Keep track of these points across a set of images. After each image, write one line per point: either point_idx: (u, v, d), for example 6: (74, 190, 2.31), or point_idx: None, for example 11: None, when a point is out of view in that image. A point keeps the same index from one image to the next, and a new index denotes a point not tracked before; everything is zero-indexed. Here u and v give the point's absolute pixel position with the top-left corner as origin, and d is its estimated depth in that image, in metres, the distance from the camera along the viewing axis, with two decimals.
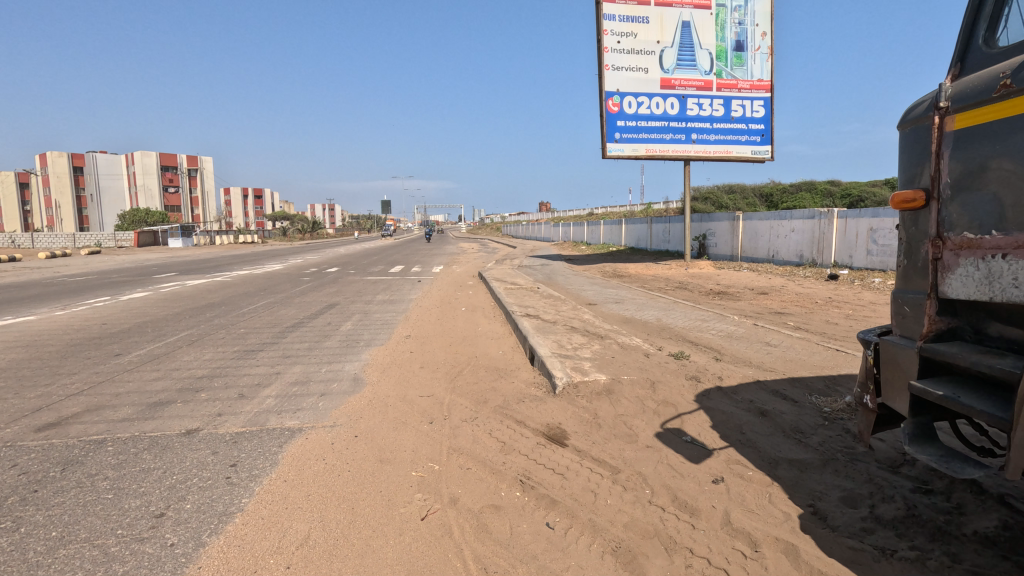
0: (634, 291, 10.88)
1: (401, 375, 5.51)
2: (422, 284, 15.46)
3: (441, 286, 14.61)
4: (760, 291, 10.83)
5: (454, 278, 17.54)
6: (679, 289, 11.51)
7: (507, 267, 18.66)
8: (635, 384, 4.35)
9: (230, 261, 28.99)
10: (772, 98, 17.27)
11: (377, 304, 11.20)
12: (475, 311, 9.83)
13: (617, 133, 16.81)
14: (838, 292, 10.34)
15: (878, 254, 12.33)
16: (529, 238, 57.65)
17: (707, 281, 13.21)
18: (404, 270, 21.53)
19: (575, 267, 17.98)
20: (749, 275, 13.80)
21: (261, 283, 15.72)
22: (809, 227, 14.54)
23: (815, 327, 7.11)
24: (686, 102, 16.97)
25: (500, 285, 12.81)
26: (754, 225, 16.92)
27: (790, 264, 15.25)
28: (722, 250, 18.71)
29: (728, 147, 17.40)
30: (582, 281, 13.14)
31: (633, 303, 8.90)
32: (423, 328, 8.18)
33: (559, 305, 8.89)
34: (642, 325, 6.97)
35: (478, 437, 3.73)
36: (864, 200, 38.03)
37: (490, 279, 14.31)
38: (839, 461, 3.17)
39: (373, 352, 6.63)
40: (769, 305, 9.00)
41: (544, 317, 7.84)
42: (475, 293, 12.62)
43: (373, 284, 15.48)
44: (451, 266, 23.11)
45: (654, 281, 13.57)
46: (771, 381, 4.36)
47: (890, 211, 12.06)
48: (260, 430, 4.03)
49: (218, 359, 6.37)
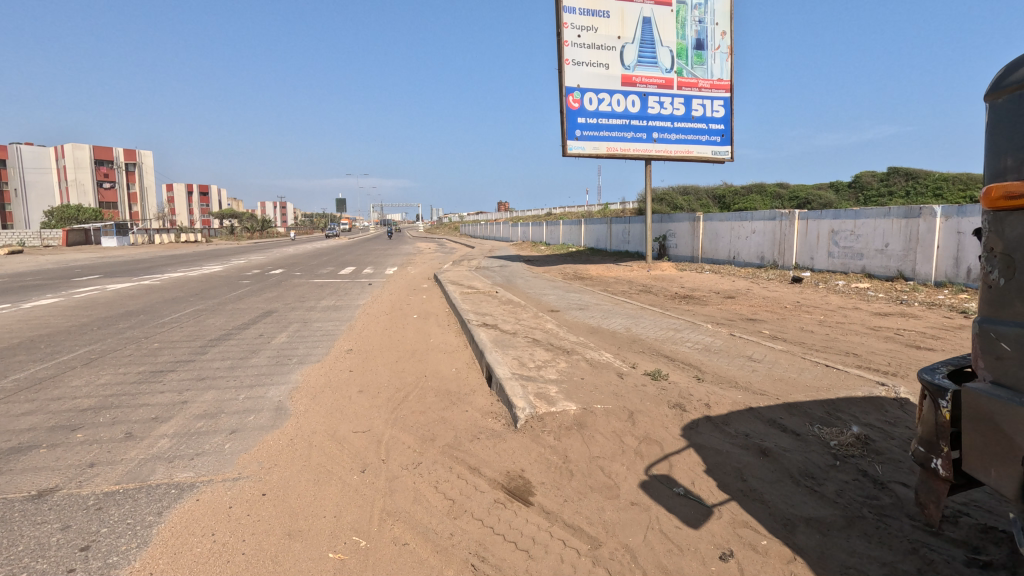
0: (598, 295, 10.29)
1: (334, 402, 4.65)
2: (373, 288, 14.47)
3: (393, 291, 13.66)
4: (727, 295, 10.44)
5: (408, 281, 16.59)
6: (643, 293, 11.01)
7: (464, 269, 17.84)
8: (610, 416, 3.68)
9: (165, 263, 26.94)
10: (732, 98, 17.14)
11: (320, 311, 10.19)
12: (428, 319, 9.00)
13: (578, 131, 16.22)
14: (804, 295, 10.05)
15: (840, 255, 12.17)
16: (487, 238, 56.87)
17: (670, 283, 12.79)
18: (355, 271, 20.35)
19: (535, 269, 17.34)
20: (712, 277, 13.48)
21: (193, 287, 14.35)
22: (770, 228, 14.36)
23: (792, 336, 6.64)
24: (648, 100, 16.57)
25: (456, 288, 12.02)
26: (714, 226, 16.71)
27: (751, 266, 15.06)
28: (682, 251, 18.46)
29: (689, 147, 17.15)
30: (543, 285, 12.48)
31: (598, 310, 8.29)
32: (367, 341, 7.30)
33: (519, 312, 8.18)
34: (610, 336, 6.34)
35: (420, 493, 2.97)
36: (812, 201, 39.13)
37: (446, 282, 13.49)
38: (866, 519, 2.57)
39: (306, 372, 5.73)
40: (739, 311, 8.55)
41: (503, 327, 7.11)
42: (428, 298, 11.77)
43: (320, 288, 14.38)
44: (406, 268, 22.09)
45: (617, 284, 13.06)
46: (765, 408, 3.77)
47: (851, 212, 11.91)
48: (137, 488, 3.13)
49: (114, 384, 5.33)
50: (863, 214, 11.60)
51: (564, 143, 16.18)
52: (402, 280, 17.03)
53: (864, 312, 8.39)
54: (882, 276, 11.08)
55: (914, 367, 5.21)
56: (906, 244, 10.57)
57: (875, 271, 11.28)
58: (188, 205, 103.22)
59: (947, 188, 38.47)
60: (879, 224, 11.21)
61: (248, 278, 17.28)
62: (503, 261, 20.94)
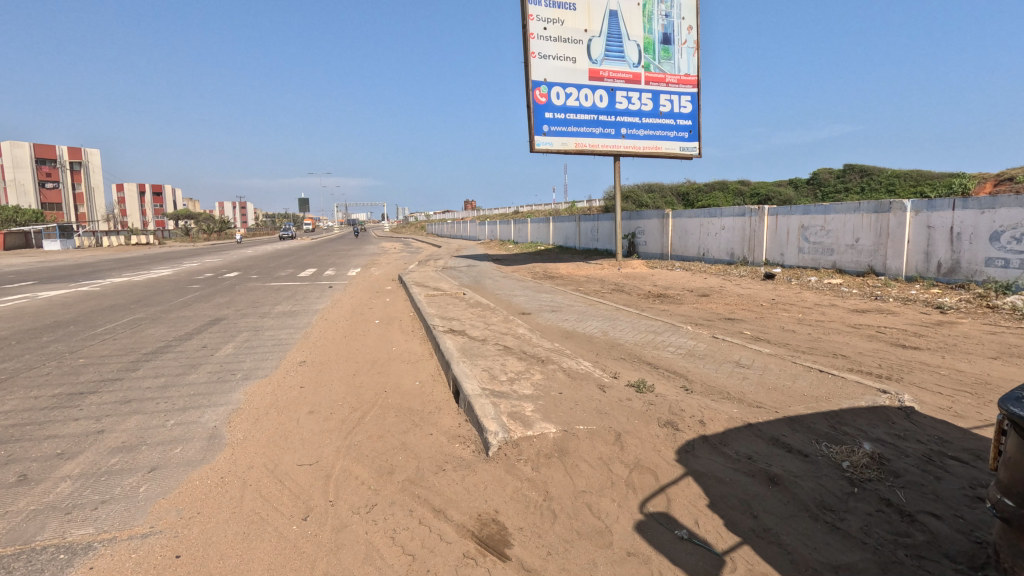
0: (570, 296, 9.88)
1: (278, 427, 4.06)
2: (333, 291, 13.71)
3: (354, 294, 12.97)
4: (701, 293, 10.18)
5: (371, 283, 15.88)
6: (616, 293, 10.67)
7: (430, 270, 17.21)
8: (596, 439, 3.22)
9: (109, 266, 25.30)
10: (699, 93, 17.04)
11: (273, 318, 9.45)
12: (391, 325, 8.41)
13: (545, 126, 15.77)
14: (778, 293, 9.87)
15: (810, 251, 12.10)
16: (454, 237, 56.09)
17: (642, 282, 12.51)
18: (315, 274, 19.45)
19: (504, 269, 16.85)
20: (684, 275, 13.26)
21: (136, 293, 13.31)
22: (740, 224, 14.24)
23: (774, 336, 6.36)
24: (616, 95, 16.27)
25: (421, 291, 11.42)
26: (683, 222, 16.55)
27: (721, 263, 14.93)
28: (651, 248, 18.28)
29: (657, 143, 16.95)
30: (513, 285, 12.00)
31: (571, 312, 7.86)
32: (323, 351, 6.68)
33: (488, 316, 7.68)
34: (586, 341, 5.90)
35: (373, 547, 2.46)
36: (773, 198, 39.87)
37: (411, 284, 12.86)
38: (903, 565, 2.18)
39: (250, 390, 5.09)
40: (716, 310, 8.25)
41: (471, 333, 6.60)
42: (392, 301, 11.16)
43: (276, 292, 13.53)
44: (369, 269, 21.28)
45: (588, 283, 12.69)
46: (764, 424, 3.39)
47: (821, 208, 11.83)
48: (15, 555, 2.50)
49: (18, 411, 4.58)
50: (833, 209, 11.53)
51: (531, 139, 15.70)
52: (365, 282, 16.29)
53: (841, 310, 8.21)
54: (852, 272, 11.02)
55: (906, 369, 4.95)
56: (877, 238, 10.52)
57: (846, 266, 11.22)
58: (139, 206, 98.80)
59: (899, 184, 39.75)
60: (849, 219, 11.15)
61: (199, 282, 16.24)
62: (470, 261, 20.34)
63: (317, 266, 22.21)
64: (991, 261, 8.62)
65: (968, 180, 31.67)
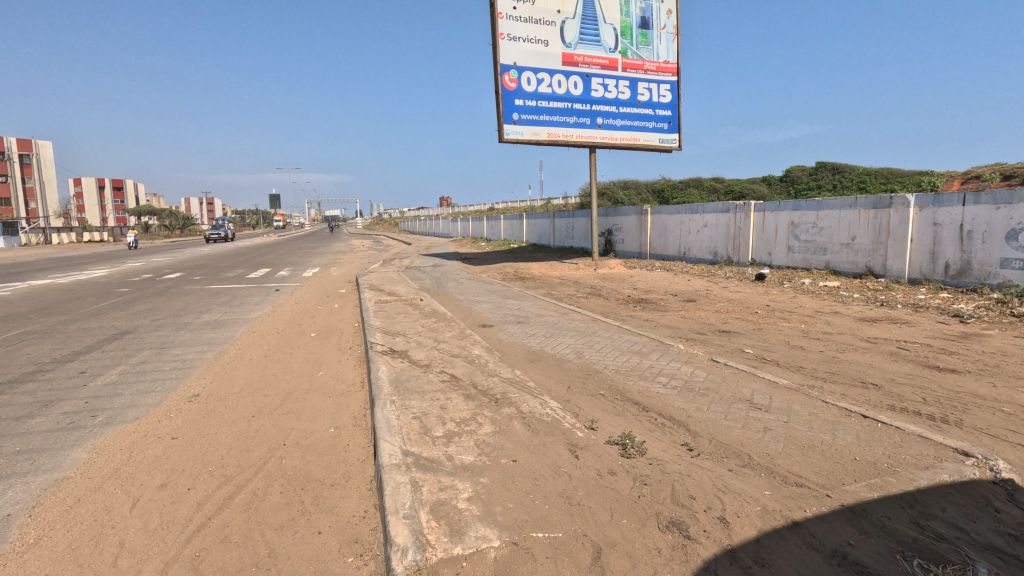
0: (541, 302, 8.71)
1: (97, 519, 2.74)
2: (278, 295, 12.26)
3: (301, 298, 11.59)
4: (687, 298, 9.12)
5: (324, 285, 14.44)
6: (592, 298, 9.55)
7: (392, 270, 15.85)
8: (563, 562, 2.02)
9: (43, 266, 23.19)
10: (679, 82, 16.04)
11: (191, 331, 8.04)
12: (328, 340, 7.10)
13: (515, 114, 14.51)
14: (772, 298, 8.84)
15: (800, 250, 11.16)
16: (426, 234, 54.55)
17: (620, 284, 11.40)
18: (267, 274, 17.87)
19: (472, 269, 15.61)
20: (665, 276, 12.22)
21: (48, 299, 11.65)
22: (723, 221, 13.27)
23: (780, 356, 5.26)
24: (591, 82, 15.13)
25: (374, 296, 10.11)
26: (663, 219, 15.54)
27: (703, 262, 13.96)
28: (629, 246, 17.24)
29: (635, 134, 15.87)
30: (478, 289, 10.77)
31: (540, 324, 6.68)
32: (229, 378, 5.34)
33: (440, 330, 6.43)
34: (556, 366, 4.70)
35: None
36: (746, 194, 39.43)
37: (365, 287, 11.53)
38: None
39: (98, 445, 3.73)
40: (706, 320, 7.16)
41: (415, 354, 5.36)
42: (340, 308, 9.81)
43: (213, 296, 12.03)
44: (328, 269, 19.76)
45: (562, 286, 11.54)
46: (816, 522, 2.23)
47: (813, 203, 10.90)
48: None
49: None
50: (827, 205, 10.60)
51: (500, 128, 14.43)
52: (318, 283, 14.89)
53: (848, 318, 7.19)
54: (848, 273, 10.11)
55: (961, 405, 3.87)
56: (876, 237, 9.60)
57: (841, 267, 10.30)
58: (96, 200, 94.53)
59: (870, 181, 39.76)
60: (844, 215, 10.22)
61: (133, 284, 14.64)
62: (437, 260, 19.03)
63: (271, 266, 20.60)
64: (1008, 262, 7.70)
65: (938, 177, 31.56)
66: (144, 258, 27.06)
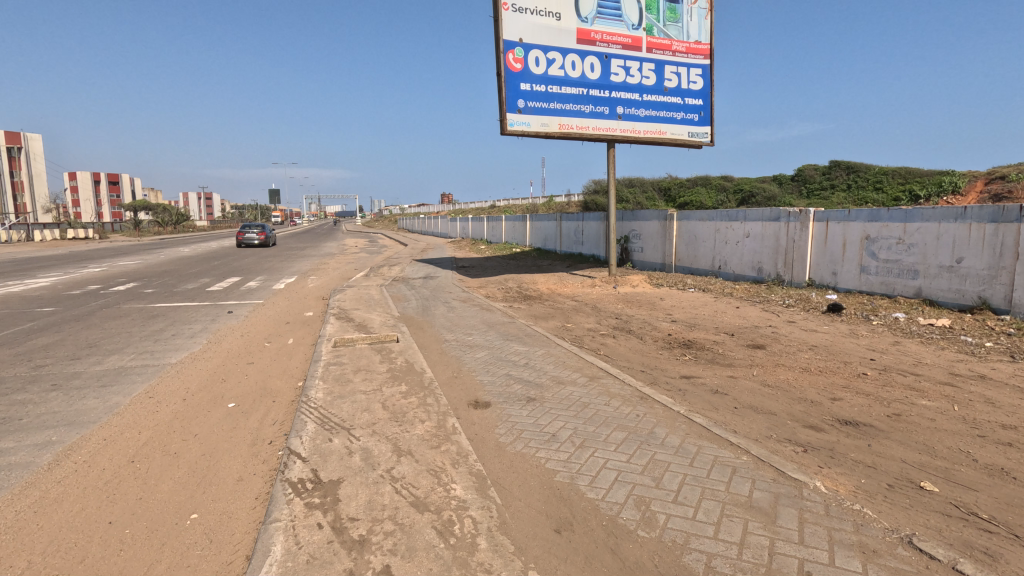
0: (555, 347, 6.45)
1: None
2: (228, 321, 9.92)
3: (253, 327, 9.31)
4: (751, 342, 6.85)
5: (293, 303, 12.15)
6: (621, 339, 7.27)
7: (376, 285, 13.56)
8: None
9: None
10: (711, 66, 13.76)
11: (67, 391, 5.73)
12: (248, 420, 4.83)
13: (520, 101, 12.15)
14: (867, 344, 6.58)
15: (879, 272, 8.92)
16: (424, 232, 52.43)
17: (651, 312, 9.13)
18: (235, 286, 15.55)
19: (469, 284, 13.33)
20: (705, 300, 9.97)
21: None
22: (771, 231, 11.05)
23: (995, 501, 3.00)
24: (610, 64, 12.84)
25: (340, 331, 7.85)
26: (693, 226, 13.32)
27: (745, 280, 11.74)
28: (649, 256, 14.99)
29: (661, 127, 13.54)
30: (475, 318, 8.52)
31: (561, 403, 4.43)
32: (23, 537, 3.02)
33: (407, 419, 4.17)
34: (610, 557, 2.44)
35: None
36: (756, 194, 37.13)
37: (333, 315, 9.25)
38: None
39: None
40: (803, 393, 4.90)
41: (358, 490, 3.09)
42: (292, 349, 7.54)
43: (145, 323, 9.67)
44: (307, 278, 17.37)
45: (578, 313, 9.27)
46: None
47: (897, 212, 8.63)
48: None
49: None
50: (918, 215, 8.32)
51: (501, 117, 12.07)
52: (286, 301, 12.60)
53: (1010, 389, 4.93)
54: (950, 305, 7.87)
55: None
56: (994, 260, 7.33)
57: (938, 296, 8.05)
58: (88, 195, 92.20)
59: (887, 180, 37.64)
60: (944, 230, 7.95)
61: (64, 300, 12.26)
62: (430, 270, 16.74)
63: (242, 274, 18.24)
64: None
65: (963, 177, 29.42)
66: (111, 262, 24.60)
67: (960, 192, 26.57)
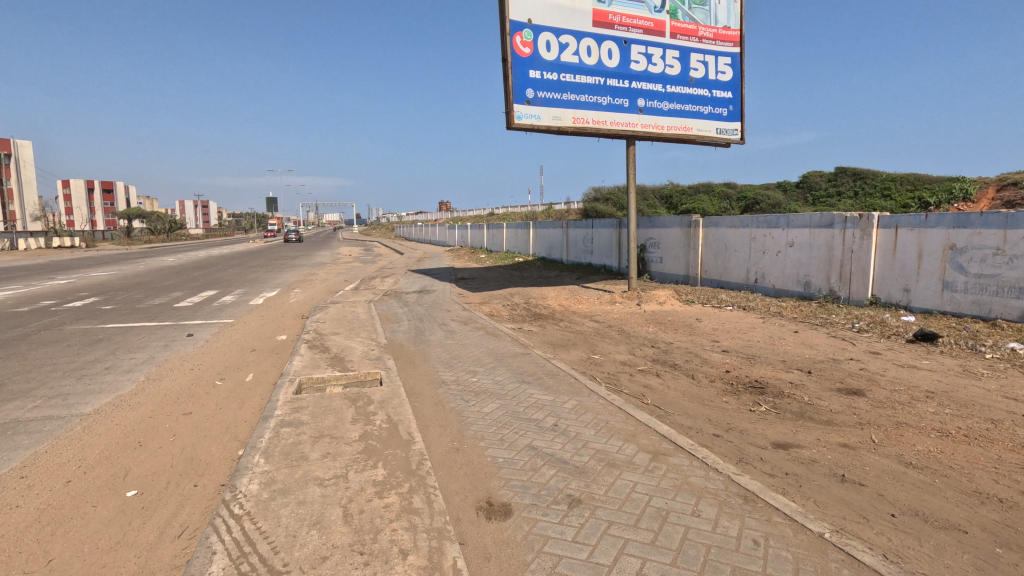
0: (587, 395, 4.84)
1: None
2: (182, 348, 8.25)
3: (209, 357, 7.65)
4: (842, 385, 5.25)
5: (267, 324, 10.49)
6: (668, 380, 5.66)
7: (365, 301, 11.93)
8: None
9: None
10: (741, 54, 12.28)
11: None
12: (143, 527, 3.18)
13: (530, 90, 10.62)
14: (997, 388, 5.00)
15: (969, 289, 7.40)
16: (420, 241, 50.92)
17: (692, 339, 7.53)
18: (207, 301, 13.86)
19: (470, 300, 11.72)
20: (752, 322, 8.39)
21: None
22: (822, 239, 9.50)
23: None
24: (630, 50, 11.36)
25: (310, 366, 6.21)
26: (723, 234, 11.78)
27: (788, 296, 10.21)
28: (670, 267, 13.46)
29: (686, 122, 12.01)
30: (479, 347, 6.93)
31: (624, 514, 2.81)
32: None
33: (381, 550, 2.55)
34: None
35: None
36: (761, 200, 35.69)
37: (306, 341, 7.62)
38: None
39: None
40: (973, 481, 3.30)
41: None
42: (246, 391, 5.90)
43: (80, 351, 7.98)
44: (289, 292, 15.68)
45: (604, 338, 7.69)
46: None
47: (993, 218, 7.11)
48: None
49: None
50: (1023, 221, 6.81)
51: (507, 109, 10.52)
52: (259, 320, 10.93)
53: None
54: None
55: None
56: None
57: None
58: (79, 202, 90.46)
59: (896, 187, 36.29)
60: None
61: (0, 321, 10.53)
62: (425, 283, 15.12)
63: (219, 287, 16.54)
64: None
65: (978, 182, 27.96)
66: (83, 273, 22.80)
67: (973, 198, 25.09)
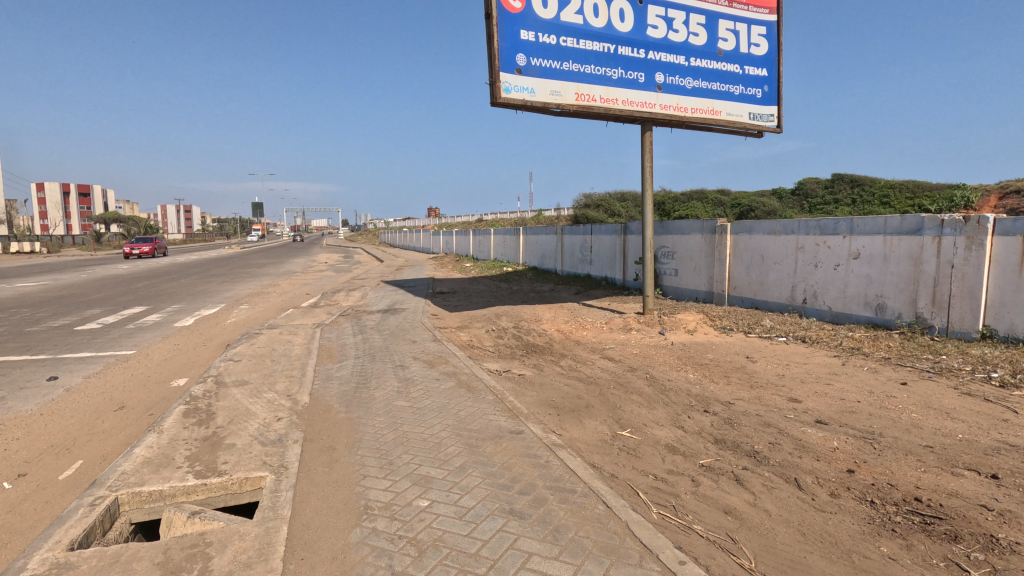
0: (639, 565, 2.43)
1: None
2: (15, 404, 5.65)
3: (42, 423, 5.08)
4: None
5: (174, 357, 7.93)
6: (762, 496, 3.28)
7: (312, 325, 9.42)
8: None
9: None
10: (779, 23, 10.03)
11: None
12: None
13: (521, 57, 8.28)
14: None
15: None
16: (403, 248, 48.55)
17: (759, 395, 5.16)
18: (123, 322, 11.15)
19: (443, 325, 9.25)
20: (828, 365, 6.04)
21: None
22: (904, 249, 7.22)
23: None
24: (646, 12, 9.09)
25: (157, 460, 3.69)
26: (760, 242, 9.48)
27: (852, 321, 7.94)
28: (688, 282, 11.15)
29: (714, 104, 9.71)
30: (443, 414, 4.50)
31: None
32: None
33: None
34: None
35: None
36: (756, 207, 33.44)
37: (189, 398, 5.10)
38: None
39: None
40: None
41: None
42: (30, 514, 3.38)
43: None
44: (232, 309, 13.06)
45: (629, 392, 5.27)
46: None
47: None
48: None
49: None
50: None
51: (492, 79, 8.16)
52: (167, 352, 8.35)
53: None
54: None
55: None
56: None
57: None
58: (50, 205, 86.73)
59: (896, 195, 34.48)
60: None
61: None
62: (395, 299, 12.63)
63: (150, 303, 13.83)
64: None
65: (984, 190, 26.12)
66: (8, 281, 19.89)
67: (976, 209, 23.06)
